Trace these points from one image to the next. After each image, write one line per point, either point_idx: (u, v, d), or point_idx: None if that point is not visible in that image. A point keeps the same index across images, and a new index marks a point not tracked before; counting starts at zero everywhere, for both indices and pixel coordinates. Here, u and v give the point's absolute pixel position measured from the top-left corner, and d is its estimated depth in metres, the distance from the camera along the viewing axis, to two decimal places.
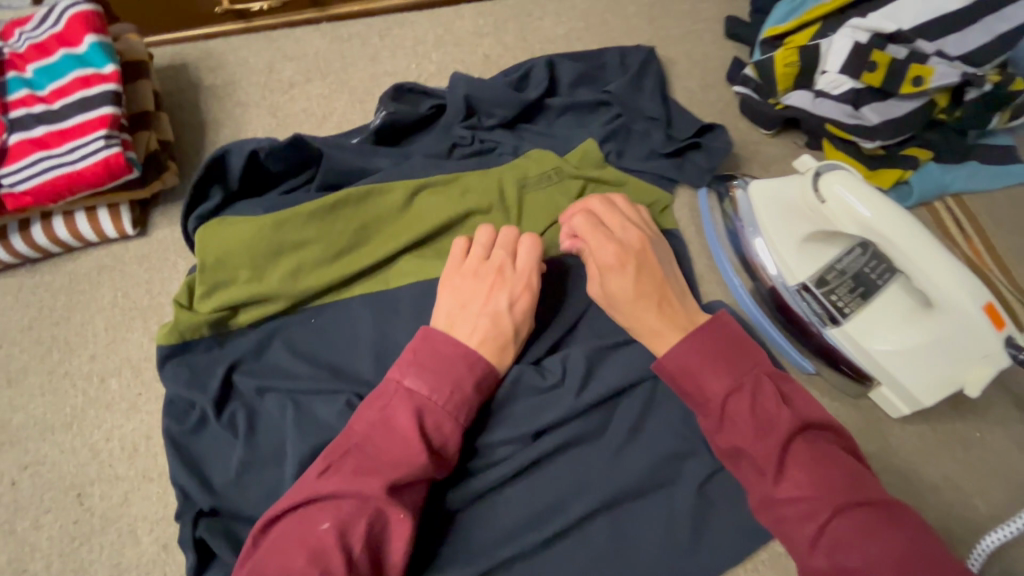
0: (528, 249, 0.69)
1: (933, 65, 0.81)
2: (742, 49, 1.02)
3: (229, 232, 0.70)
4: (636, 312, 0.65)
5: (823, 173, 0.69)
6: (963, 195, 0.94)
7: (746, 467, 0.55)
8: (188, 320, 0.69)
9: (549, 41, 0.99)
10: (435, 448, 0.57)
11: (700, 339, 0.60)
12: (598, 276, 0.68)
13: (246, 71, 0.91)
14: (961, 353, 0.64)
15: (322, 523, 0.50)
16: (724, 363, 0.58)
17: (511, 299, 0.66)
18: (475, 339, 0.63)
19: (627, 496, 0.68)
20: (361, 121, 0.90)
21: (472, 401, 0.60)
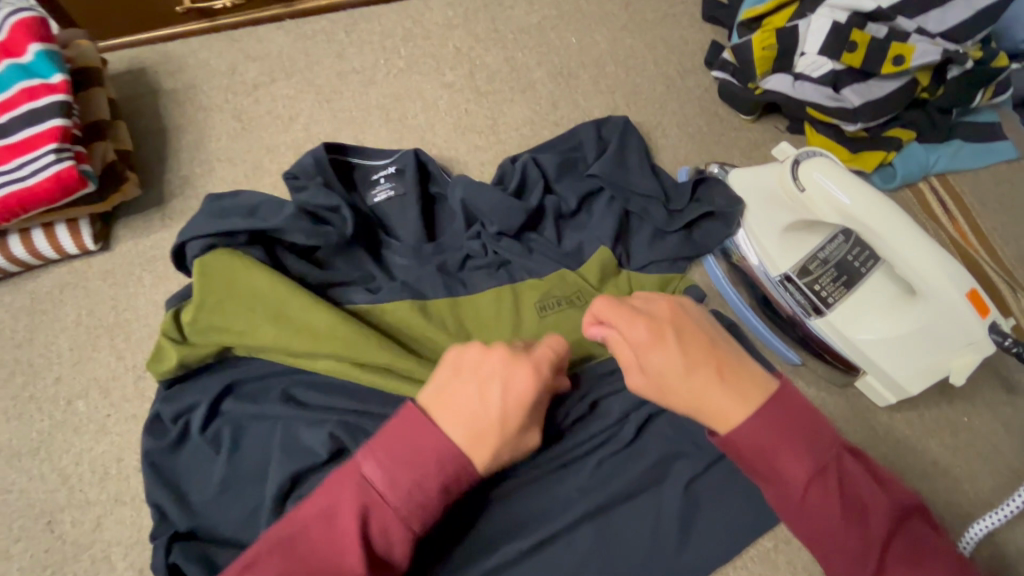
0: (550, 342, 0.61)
1: (913, 43, 0.81)
2: (719, 32, 0.99)
3: (236, 273, 0.67)
4: (695, 397, 0.53)
5: (801, 160, 0.68)
6: (947, 174, 0.92)
7: (837, 560, 0.50)
8: (185, 351, 0.66)
9: (522, 30, 0.96)
10: (378, 553, 0.51)
11: (772, 414, 0.51)
12: (637, 363, 0.57)
13: (207, 73, 0.88)
14: (945, 344, 0.63)
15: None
16: (809, 443, 0.50)
17: (506, 380, 0.56)
18: (458, 432, 0.53)
19: (616, 499, 0.68)
20: (329, 123, 0.87)
21: (433, 503, 0.52)
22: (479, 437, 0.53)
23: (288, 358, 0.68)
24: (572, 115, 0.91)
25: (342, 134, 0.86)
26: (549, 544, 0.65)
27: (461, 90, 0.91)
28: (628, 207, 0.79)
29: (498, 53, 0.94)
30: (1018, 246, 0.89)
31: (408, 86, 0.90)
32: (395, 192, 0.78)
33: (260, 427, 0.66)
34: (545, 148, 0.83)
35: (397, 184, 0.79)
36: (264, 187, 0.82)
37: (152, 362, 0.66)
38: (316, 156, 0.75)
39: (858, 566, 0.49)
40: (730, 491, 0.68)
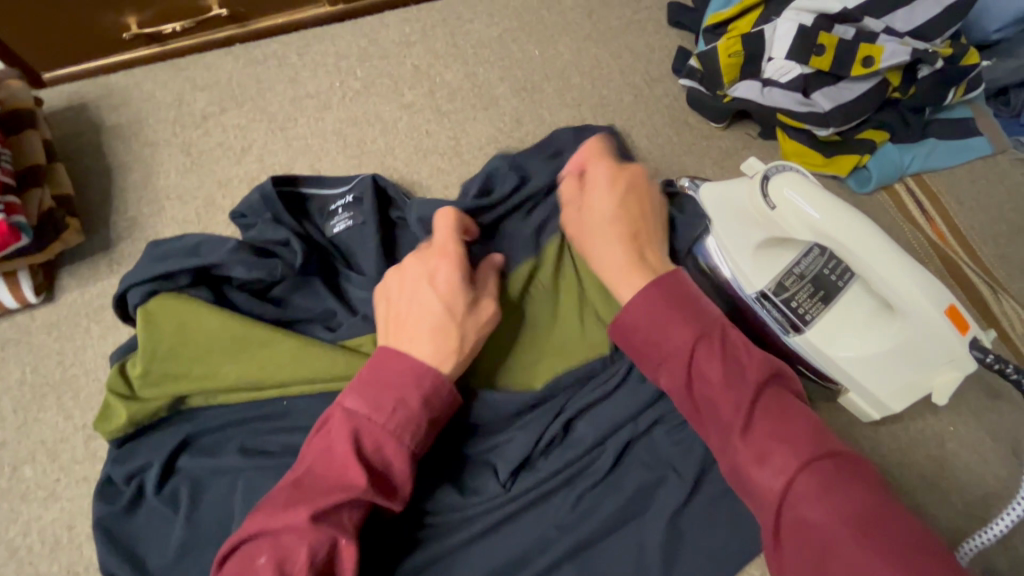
0: (443, 223, 0.67)
1: (882, 43, 0.79)
2: (686, 37, 0.96)
3: (186, 315, 0.63)
4: (603, 247, 0.67)
5: (771, 175, 0.66)
6: (923, 173, 0.90)
7: (712, 426, 0.55)
8: (135, 405, 0.62)
9: (482, 44, 0.93)
10: (379, 469, 0.53)
11: (659, 295, 0.60)
12: (578, 203, 0.72)
13: (153, 106, 0.84)
14: (926, 359, 0.61)
15: (260, 557, 0.48)
16: (689, 313, 0.59)
17: (431, 276, 0.63)
18: (420, 342, 0.58)
19: (596, 535, 0.65)
20: (284, 152, 0.83)
21: (421, 417, 0.55)
22: (432, 326, 0.59)
23: (251, 394, 0.65)
24: (538, 131, 0.88)
25: (297, 164, 0.83)
26: None
27: (421, 110, 0.87)
28: None
29: (458, 69, 0.91)
30: (997, 245, 0.87)
31: (366, 109, 0.87)
32: (353, 222, 0.73)
33: (219, 481, 0.63)
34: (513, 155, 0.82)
35: (356, 213, 0.74)
36: (217, 225, 0.78)
37: (99, 421, 0.63)
38: (264, 190, 0.72)
39: (731, 426, 0.53)
40: (714, 521, 0.66)
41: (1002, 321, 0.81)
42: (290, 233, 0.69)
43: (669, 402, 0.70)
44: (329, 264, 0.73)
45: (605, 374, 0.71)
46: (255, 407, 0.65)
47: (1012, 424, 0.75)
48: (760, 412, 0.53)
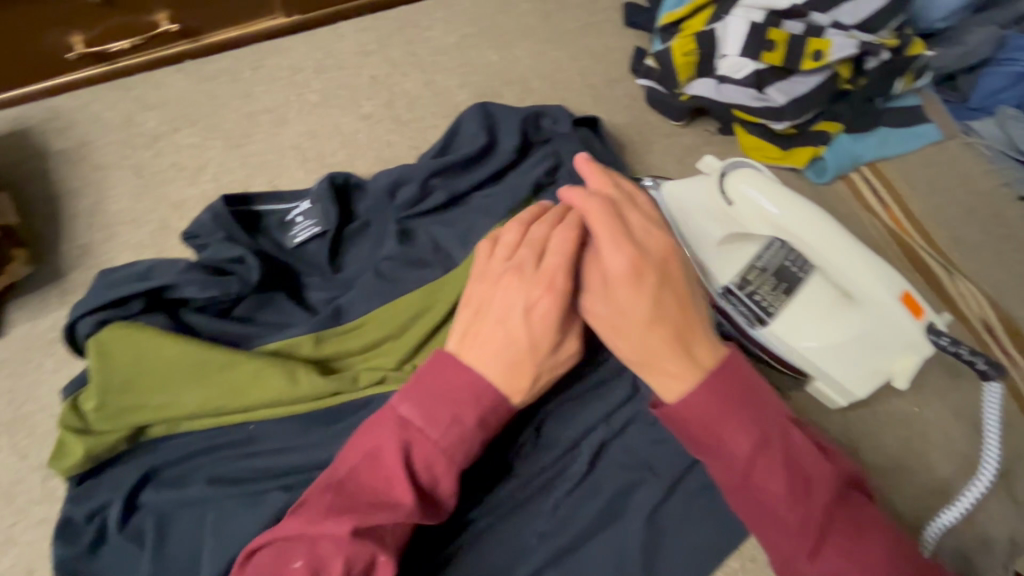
0: (559, 246, 0.57)
1: (830, 37, 0.81)
2: (642, 36, 0.97)
3: (141, 343, 0.61)
4: (644, 358, 0.54)
5: (728, 172, 0.69)
6: (878, 162, 0.92)
7: (770, 531, 0.51)
8: (92, 440, 0.60)
9: (440, 51, 0.92)
10: (424, 489, 0.52)
11: (718, 391, 0.52)
12: (602, 289, 0.56)
13: (101, 128, 0.82)
14: (885, 346, 0.63)
15: (295, 561, 0.47)
16: (752, 411, 0.52)
17: (530, 307, 0.56)
18: (493, 371, 0.55)
19: (577, 540, 0.65)
20: (241, 169, 0.81)
21: (471, 440, 0.53)
22: (516, 366, 0.55)
23: (217, 419, 0.63)
24: None
25: (256, 180, 0.81)
26: None
27: (381, 120, 0.86)
28: (560, 160, 0.78)
29: (417, 78, 0.90)
30: (951, 227, 0.89)
31: (325, 121, 0.85)
32: (316, 229, 0.74)
33: (188, 513, 0.61)
34: (494, 105, 0.81)
35: (318, 218, 0.74)
36: (173, 248, 0.76)
37: (54, 459, 0.60)
38: (215, 210, 0.70)
39: (793, 538, 0.50)
40: (692, 517, 0.67)
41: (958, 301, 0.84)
42: (245, 251, 0.68)
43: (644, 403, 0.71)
44: (291, 279, 0.72)
45: (577, 375, 0.72)
46: (222, 434, 0.64)
47: (972, 401, 0.77)
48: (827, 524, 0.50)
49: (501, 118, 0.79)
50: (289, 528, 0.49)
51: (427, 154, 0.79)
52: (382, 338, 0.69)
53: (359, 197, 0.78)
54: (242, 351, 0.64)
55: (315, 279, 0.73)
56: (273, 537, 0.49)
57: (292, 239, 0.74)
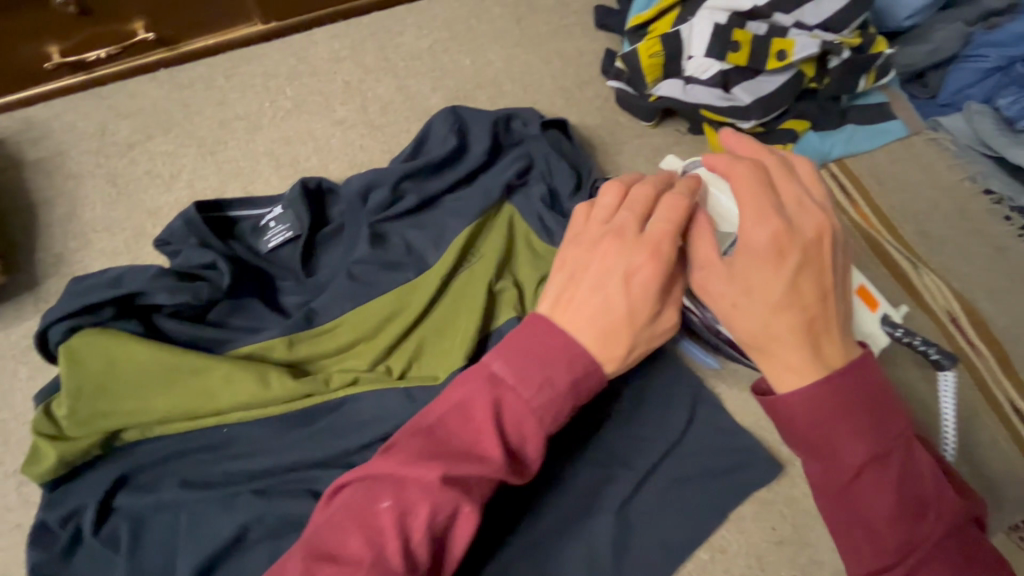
0: (666, 210, 0.53)
1: (793, 37, 0.83)
2: (613, 38, 0.98)
3: (115, 348, 0.62)
4: (759, 345, 0.46)
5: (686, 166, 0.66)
6: (845, 158, 0.94)
7: (848, 546, 0.44)
8: (63, 446, 0.61)
9: (412, 57, 0.93)
10: (512, 447, 0.48)
11: (840, 391, 0.44)
12: (723, 266, 0.49)
13: (75, 137, 0.82)
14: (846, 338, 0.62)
15: (382, 501, 0.45)
16: (871, 420, 0.43)
17: (628, 273, 0.51)
18: (587, 341, 0.50)
19: (548, 536, 0.66)
20: (214, 175, 0.82)
21: (564, 401, 0.49)
22: (608, 335, 0.51)
23: (189, 423, 0.64)
24: None
25: (230, 187, 0.82)
26: None
27: (353, 125, 0.87)
28: (530, 162, 0.79)
29: (390, 82, 0.91)
30: (916, 221, 0.92)
31: (298, 127, 0.86)
32: (289, 233, 0.75)
33: (163, 517, 0.62)
34: (464, 109, 0.82)
35: (291, 223, 0.75)
36: (148, 255, 0.76)
37: (28, 465, 0.61)
38: (188, 216, 0.71)
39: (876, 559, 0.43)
40: (662, 509, 0.68)
41: (923, 294, 0.86)
42: (217, 254, 0.69)
43: (615, 400, 0.72)
44: (264, 283, 0.73)
45: None
46: (195, 438, 0.65)
47: None
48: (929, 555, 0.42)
49: (471, 122, 0.80)
50: (379, 467, 0.47)
51: (398, 158, 0.80)
52: (355, 341, 0.70)
53: (332, 202, 0.79)
54: (212, 355, 0.65)
55: (288, 282, 0.74)
56: (362, 477, 0.47)
57: (265, 244, 0.75)
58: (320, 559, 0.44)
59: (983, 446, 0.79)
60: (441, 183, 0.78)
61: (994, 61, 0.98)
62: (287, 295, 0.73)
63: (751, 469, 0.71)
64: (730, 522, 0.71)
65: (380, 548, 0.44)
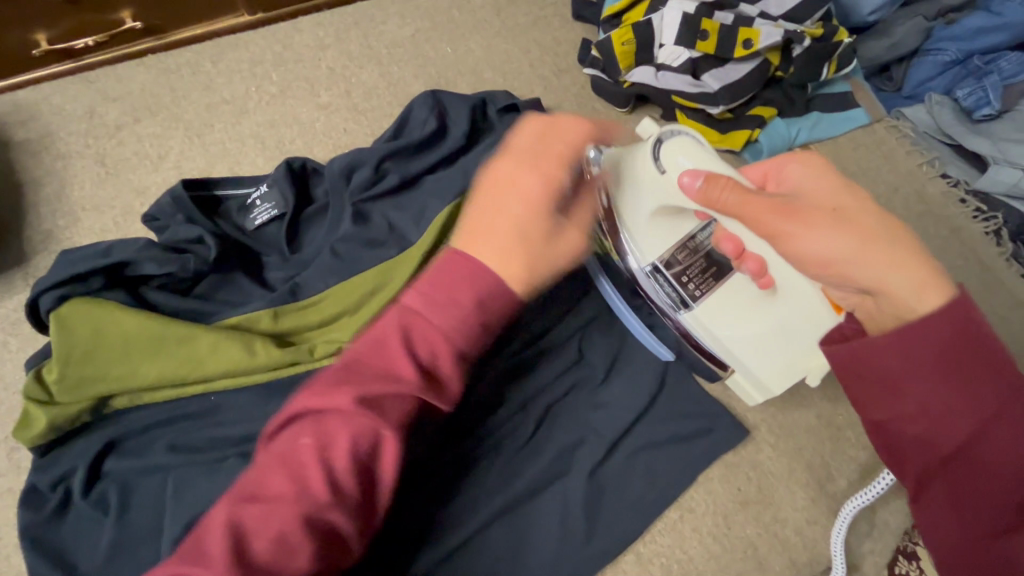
0: (560, 140, 0.59)
1: (758, 27, 0.87)
2: (590, 29, 1.02)
3: (102, 317, 0.64)
4: (892, 248, 0.48)
5: (664, 138, 0.65)
6: (809, 144, 0.99)
7: (945, 511, 0.44)
8: (54, 410, 0.63)
9: (395, 45, 0.96)
10: (430, 369, 0.49)
11: (928, 338, 0.43)
12: (799, 201, 0.52)
13: (63, 119, 0.84)
14: (802, 340, 0.66)
15: (301, 439, 0.46)
16: (974, 371, 0.42)
17: (517, 193, 0.55)
18: (496, 259, 0.52)
19: (522, 497, 0.70)
20: (201, 157, 0.84)
21: (475, 318, 0.50)
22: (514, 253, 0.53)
23: (177, 391, 0.66)
24: None
25: (217, 167, 0.84)
26: (462, 555, 0.66)
27: (338, 110, 0.90)
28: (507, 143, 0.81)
29: (373, 69, 0.94)
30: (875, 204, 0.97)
31: (283, 111, 0.89)
32: (274, 211, 0.77)
33: (150, 480, 0.64)
34: (445, 92, 0.85)
35: (275, 202, 0.77)
36: (136, 233, 0.79)
37: (19, 429, 0.63)
38: (174, 193, 0.73)
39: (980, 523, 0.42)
40: (632, 471, 0.72)
41: None
42: (204, 231, 0.71)
43: (587, 367, 0.76)
44: (250, 259, 0.76)
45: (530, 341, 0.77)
46: (183, 406, 0.67)
47: None
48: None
49: (451, 107, 0.83)
50: (300, 404, 0.47)
51: (380, 140, 0.83)
52: (338, 315, 0.72)
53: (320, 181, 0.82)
54: (201, 325, 0.67)
55: (275, 259, 0.76)
56: (285, 418, 0.48)
57: (250, 223, 0.77)
58: (247, 500, 0.44)
59: None
60: (422, 163, 0.81)
61: (953, 55, 1.03)
62: (273, 271, 0.76)
63: (718, 434, 0.75)
64: (698, 485, 0.75)
65: (303, 484, 0.44)
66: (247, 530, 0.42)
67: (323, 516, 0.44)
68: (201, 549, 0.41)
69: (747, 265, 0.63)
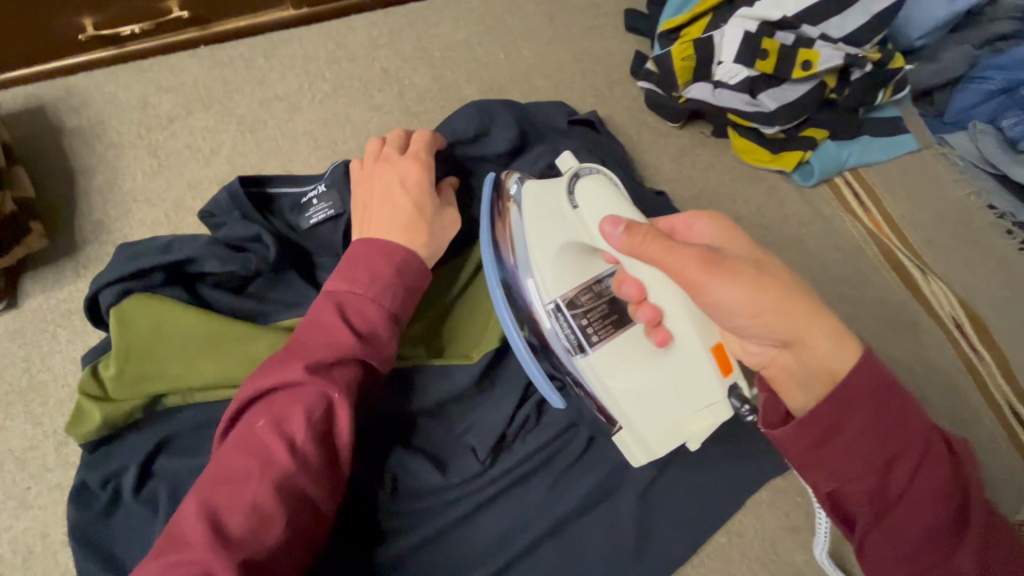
0: (421, 141, 0.74)
1: (818, 49, 0.86)
2: (642, 42, 1.02)
3: (162, 314, 0.64)
4: (798, 302, 0.55)
5: (582, 175, 0.65)
6: (859, 167, 0.98)
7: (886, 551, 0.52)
8: (108, 408, 0.62)
9: (449, 48, 0.95)
10: (364, 334, 0.61)
11: (855, 400, 0.51)
12: (721, 254, 0.56)
13: (116, 108, 0.83)
14: (686, 403, 0.61)
15: (257, 421, 0.55)
16: (894, 423, 0.51)
17: (402, 178, 0.70)
18: (397, 236, 0.66)
19: (574, 514, 0.69)
20: (253, 152, 0.83)
21: (396, 285, 0.64)
22: (407, 228, 0.67)
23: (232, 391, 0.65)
24: None
25: (269, 164, 0.83)
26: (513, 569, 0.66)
27: (391, 112, 0.89)
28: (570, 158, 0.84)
29: (426, 72, 0.93)
30: (923, 230, 0.96)
31: (336, 110, 0.88)
32: (330, 211, 0.74)
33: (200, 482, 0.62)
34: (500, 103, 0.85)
35: (332, 202, 0.74)
36: (187, 228, 0.78)
37: (72, 425, 0.62)
38: (231, 189, 0.72)
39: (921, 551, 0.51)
40: (682, 490, 0.71)
41: (931, 300, 0.91)
42: (259, 228, 0.69)
43: None
44: (304, 259, 0.74)
45: None
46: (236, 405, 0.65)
47: (933, 393, 0.85)
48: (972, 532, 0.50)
49: (496, 114, 0.83)
50: (250, 392, 0.57)
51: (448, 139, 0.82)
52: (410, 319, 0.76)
53: None
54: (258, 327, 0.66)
55: (329, 261, 0.74)
56: (236, 409, 0.57)
57: (304, 222, 0.74)
58: (216, 484, 0.52)
59: (987, 446, 0.82)
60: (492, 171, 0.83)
61: (998, 84, 1.02)
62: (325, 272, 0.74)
63: (771, 458, 0.74)
64: (746, 508, 0.74)
65: (265, 457, 0.53)
66: (218, 506, 0.51)
67: (291, 480, 0.53)
68: (179, 533, 0.49)
69: (644, 313, 0.61)
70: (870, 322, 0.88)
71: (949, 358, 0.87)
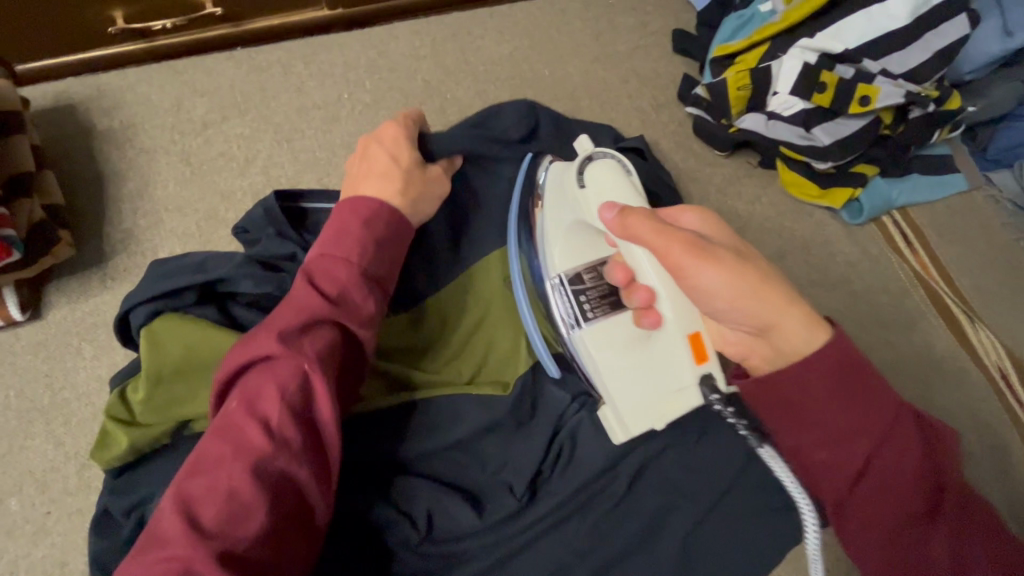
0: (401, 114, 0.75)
1: (878, 84, 0.82)
2: (690, 64, 0.99)
3: (192, 334, 0.61)
4: (781, 291, 0.54)
5: (594, 158, 0.68)
6: (907, 206, 0.95)
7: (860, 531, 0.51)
8: (135, 432, 0.59)
9: (493, 62, 0.92)
10: (335, 296, 0.56)
11: (815, 377, 0.51)
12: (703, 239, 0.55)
13: (149, 110, 0.80)
14: (661, 381, 0.62)
15: (230, 403, 0.50)
16: (855, 400, 0.50)
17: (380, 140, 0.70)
18: (370, 185, 0.66)
19: (614, 561, 0.66)
20: (289, 163, 0.80)
21: (367, 244, 0.60)
22: (388, 179, 0.67)
23: None
24: None
25: (306, 177, 0.80)
26: None
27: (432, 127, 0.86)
28: None
29: (469, 86, 0.90)
30: (971, 274, 0.93)
31: (376, 122, 0.85)
32: None
33: None
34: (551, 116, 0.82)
35: None
36: (218, 240, 0.75)
37: (98, 450, 0.59)
38: (266, 204, 0.68)
39: (897, 533, 0.50)
40: (725, 539, 0.69)
41: (978, 349, 0.88)
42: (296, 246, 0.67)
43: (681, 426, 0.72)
44: None
45: None
46: None
47: (979, 447, 0.82)
48: (948, 513, 0.49)
49: (540, 136, 0.80)
50: (222, 376, 0.52)
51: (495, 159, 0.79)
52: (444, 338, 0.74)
53: None
54: None
55: None
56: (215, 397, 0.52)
57: None
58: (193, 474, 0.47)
59: None
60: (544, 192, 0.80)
61: None
62: None
63: None
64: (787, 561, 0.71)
65: (239, 441, 0.48)
66: (194, 497, 0.45)
67: (268, 460, 0.47)
68: (157, 531, 0.44)
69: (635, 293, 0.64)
70: (915, 368, 0.86)
71: (995, 412, 0.84)
